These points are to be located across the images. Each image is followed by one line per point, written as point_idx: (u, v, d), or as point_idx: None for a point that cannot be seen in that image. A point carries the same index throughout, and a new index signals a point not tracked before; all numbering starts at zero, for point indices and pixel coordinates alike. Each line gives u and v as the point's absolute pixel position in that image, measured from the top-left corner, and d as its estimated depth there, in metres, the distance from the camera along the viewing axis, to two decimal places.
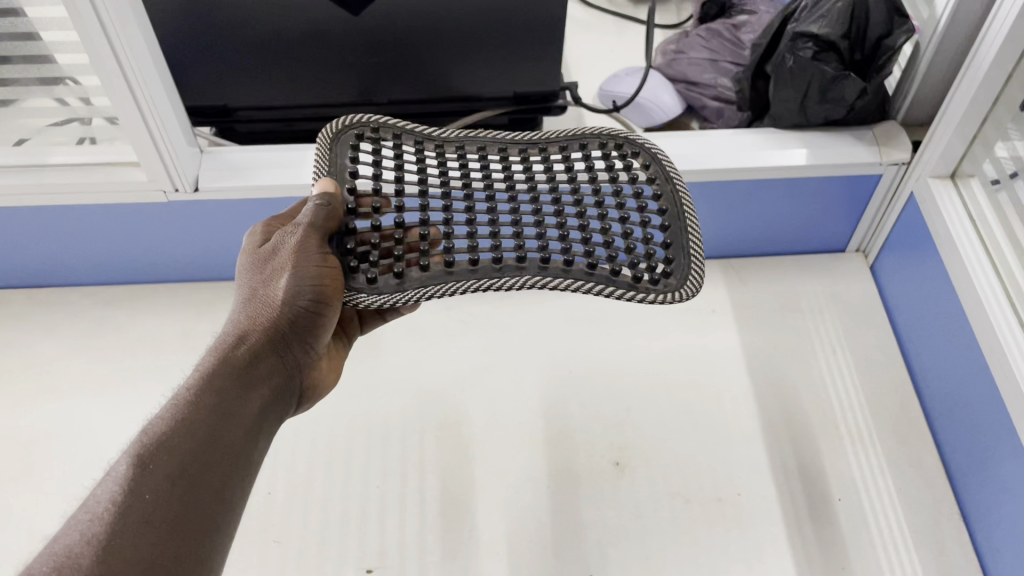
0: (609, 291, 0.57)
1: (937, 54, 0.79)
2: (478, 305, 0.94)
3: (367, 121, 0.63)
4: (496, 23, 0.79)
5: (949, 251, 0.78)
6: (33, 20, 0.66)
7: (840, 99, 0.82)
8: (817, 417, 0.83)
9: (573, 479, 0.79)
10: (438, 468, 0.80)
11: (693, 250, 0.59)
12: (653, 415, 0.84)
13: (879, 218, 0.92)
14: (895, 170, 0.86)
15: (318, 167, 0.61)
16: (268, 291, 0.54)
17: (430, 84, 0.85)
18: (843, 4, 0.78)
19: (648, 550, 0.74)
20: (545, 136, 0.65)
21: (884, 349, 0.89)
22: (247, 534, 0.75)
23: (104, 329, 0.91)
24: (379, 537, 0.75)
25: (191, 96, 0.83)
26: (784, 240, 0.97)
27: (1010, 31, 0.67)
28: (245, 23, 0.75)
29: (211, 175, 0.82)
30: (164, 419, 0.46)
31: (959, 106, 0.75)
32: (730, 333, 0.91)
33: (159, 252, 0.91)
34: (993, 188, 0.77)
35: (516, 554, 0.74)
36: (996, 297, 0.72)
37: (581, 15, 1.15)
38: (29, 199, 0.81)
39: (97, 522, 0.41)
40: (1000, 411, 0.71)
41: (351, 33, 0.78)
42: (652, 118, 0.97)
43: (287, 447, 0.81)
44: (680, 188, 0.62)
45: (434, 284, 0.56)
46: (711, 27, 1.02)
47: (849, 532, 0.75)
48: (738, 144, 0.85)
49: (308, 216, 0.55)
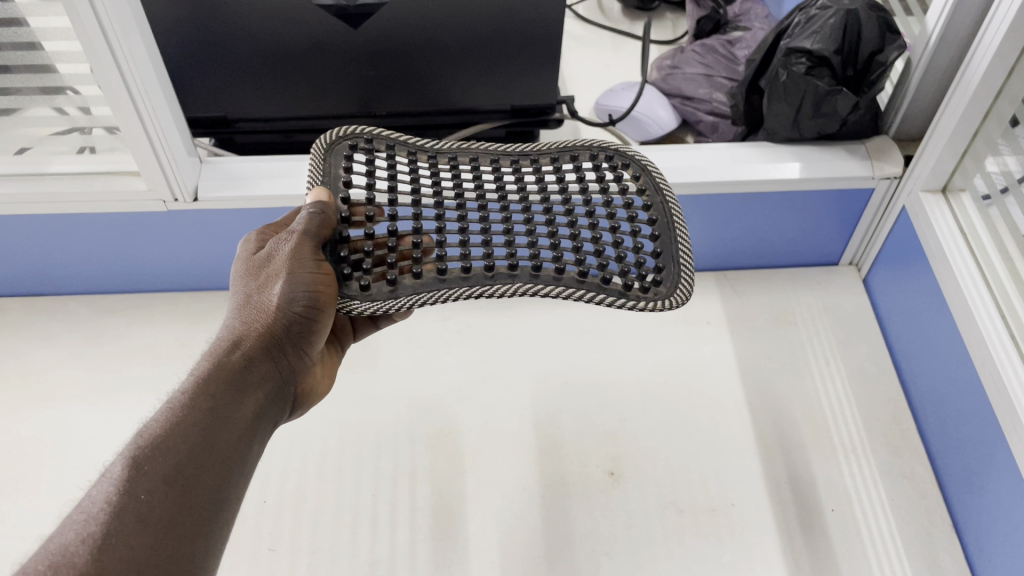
0: (600, 299, 0.57)
1: (928, 70, 0.80)
2: (475, 314, 0.95)
3: (362, 132, 0.64)
4: (493, 37, 0.80)
5: (939, 262, 0.79)
6: (36, 30, 0.67)
7: (833, 114, 0.83)
8: (809, 428, 0.84)
9: (567, 489, 0.79)
10: (432, 476, 0.80)
11: (684, 260, 0.60)
12: (647, 425, 0.84)
13: (872, 231, 0.93)
14: (887, 184, 0.87)
15: (312, 175, 0.62)
16: (263, 297, 0.55)
17: (429, 98, 0.86)
18: (836, 20, 0.79)
19: (640, 559, 0.74)
20: (537, 149, 0.65)
21: (877, 361, 0.90)
22: (240, 542, 0.75)
23: (102, 338, 0.92)
24: (371, 546, 0.75)
25: (192, 106, 0.84)
26: (778, 252, 0.98)
27: (998, 49, 0.68)
28: (245, 35, 0.76)
29: (211, 185, 0.82)
30: (159, 421, 0.47)
31: (949, 121, 0.76)
32: (724, 345, 0.91)
33: (157, 260, 0.91)
34: (984, 203, 0.78)
35: (510, 562, 0.74)
36: (987, 311, 0.73)
37: (578, 30, 1.17)
38: (33, 208, 0.81)
39: (93, 522, 0.41)
40: (990, 420, 0.72)
41: (350, 46, 0.79)
42: (648, 132, 0.98)
43: (280, 456, 0.81)
44: (669, 199, 0.63)
45: (426, 292, 0.56)
46: (706, 43, 1.06)
47: (841, 542, 0.75)
48: (734, 159, 0.86)
49: (302, 223, 0.56)
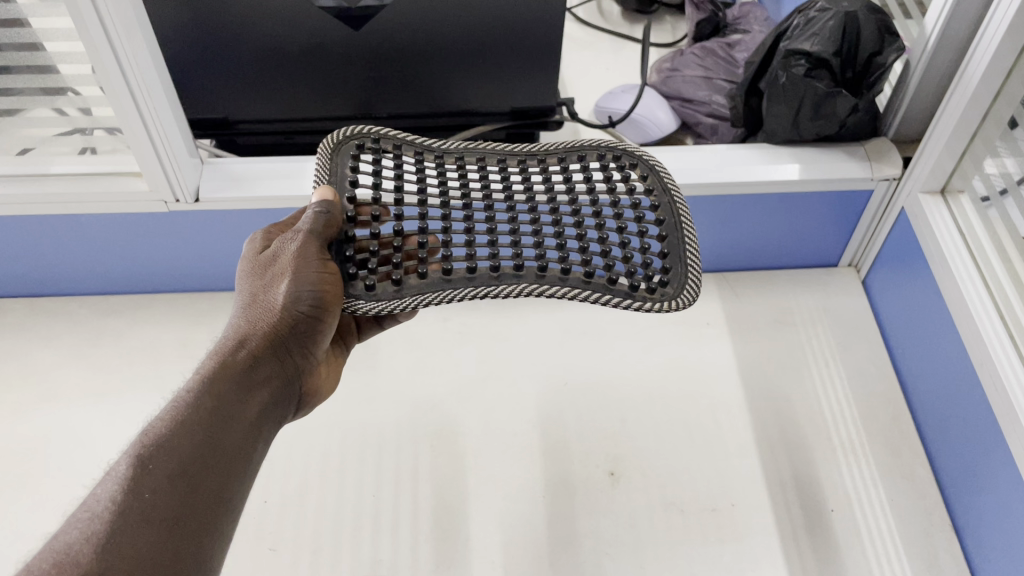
0: (607, 299, 0.57)
1: (927, 73, 0.81)
2: (475, 315, 0.95)
3: (368, 132, 0.65)
4: (494, 39, 0.80)
5: (939, 262, 0.79)
6: (37, 31, 0.67)
7: (832, 115, 0.83)
8: (810, 427, 0.84)
9: (570, 491, 0.79)
10: (434, 477, 0.80)
11: (690, 261, 0.60)
12: (648, 425, 0.85)
13: (870, 234, 0.94)
14: (886, 185, 0.87)
15: (319, 175, 0.62)
16: (268, 297, 0.55)
17: (430, 100, 0.86)
18: (835, 22, 0.79)
19: (641, 559, 0.74)
20: (544, 149, 0.66)
21: (876, 361, 0.90)
22: (242, 542, 0.75)
23: (102, 339, 0.92)
24: (373, 547, 0.75)
25: (193, 108, 0.84)
26: (777, 254, 0.98)
27: (997, 50, 0.69)
28: (246, 36, 0.77)
29: (211, 186, 0.83)
30: (164, 420, 0.47)
31: (948, 123, 0.77)
32: (725, 346, 0.92)
33: (157, 260, 0.91)
34: (983, 205, 0.78)
35: (511, 562, 0.74)
36: (987, 312, 0.73)
37: (578, 33, 1.17)
38: (34, 208, 0.81)
39: (97, 521, 0.41)
40: (989, 421, 0.72)
41: (351, 48, 0.79)
42: (648, 134, 0.98)
43: (282, 457, 0.81)
44: (677, 199, 0.63)
45: (431, 292, 0.56)
46: (705, 46, 1.06)
47: (842, 542, 0.76)
48: (735, 161, 0.87)
49: (308, 222, 0.56)
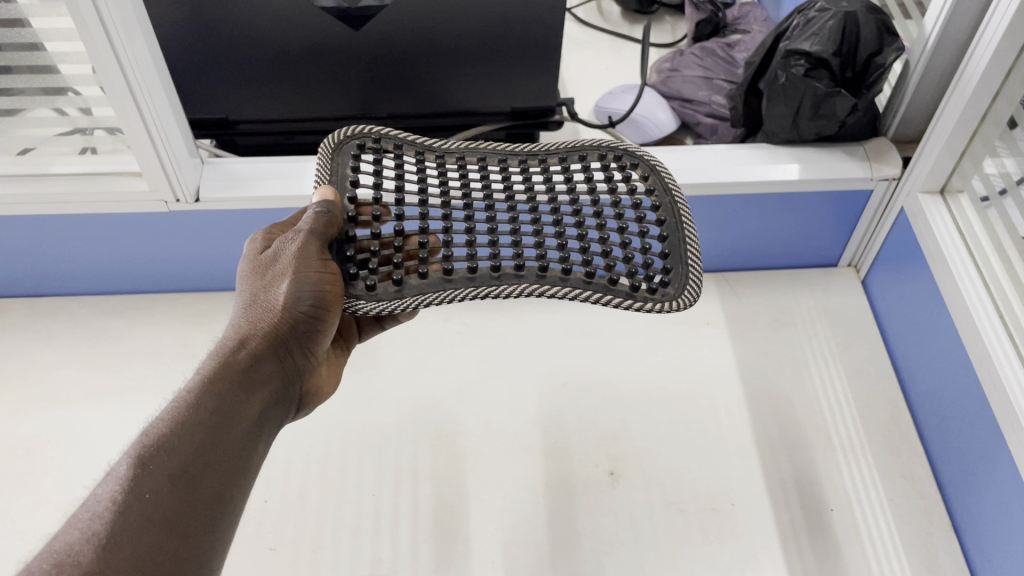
0: (608, 299, 0.57)
1: (926, 73, 0.81)
2: (475, 314, 0.95)
3: (369, 132, 0.65)
4: (493, 39, 0.81)
5: (938, 262, 0.79)
6: (38, 32, 0.67)
7: (832, 115, 0.83)
8: (809, 427, 0.84)
9: (570, 491, 0.79)
10: (434, 477, 0.80)
11: (691, 261, 0.60)
12: (648, 425, 0.85)
13: (870, 234, 0.94)
14: (886, 185, 0.87)
15: (319, 175, 0.62)
16: (269, 297, 0.55)
17: (430, 100, 0.86)
18: (834, 22, 0.79)
19: (641, 559, 0.75)
20: (545, 149, 0.66)
21: (875, 360, 0.90)
22: (242, 542, 0.75)
23: (102, 339, 0.92)
24: (373, 547, 0.75)
25: (194, 108, 0.84)
26: (777, 254, 0.98)
27: (997, 50, 0.69)
28: (246, 37, 0.77)
29: (212, 186, 0.83)
30: (164, 420, 0.47)
31: (947, 122, 0.77)
32: (725, 346, 0.92)
33: (157, 260, 0.91)
34: (982, 205, 0.78)
35: (511, 562, 0.74)
36: (987, 312, 0.73)
37: (578, 33, 1.17)
38: (34, 208, 0.81)
39: (98, 521, 0.41)
40: (988, 421, 0.72)
41: (351, 48, 0.79)
42: (647, 134, 0.98)
43: (282, 457, 0.81)
44: (678, 199, 0.63)
45: (432, 292, 0.56)
46: (705, 46, 1.06)
47: (842, 541, 0.76)
48: (734, 161, 0.87)
49: (309, 222, 0.56)
